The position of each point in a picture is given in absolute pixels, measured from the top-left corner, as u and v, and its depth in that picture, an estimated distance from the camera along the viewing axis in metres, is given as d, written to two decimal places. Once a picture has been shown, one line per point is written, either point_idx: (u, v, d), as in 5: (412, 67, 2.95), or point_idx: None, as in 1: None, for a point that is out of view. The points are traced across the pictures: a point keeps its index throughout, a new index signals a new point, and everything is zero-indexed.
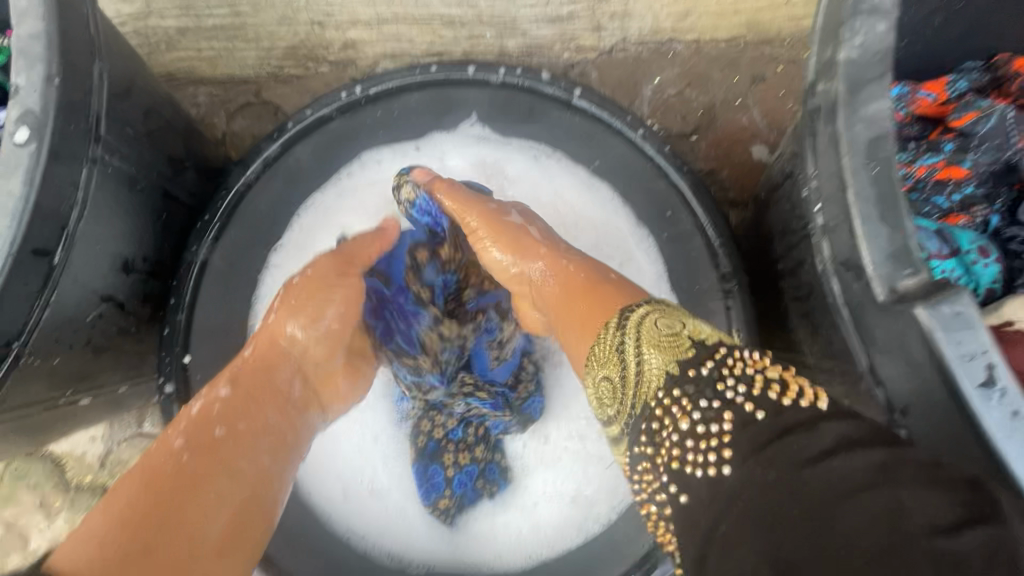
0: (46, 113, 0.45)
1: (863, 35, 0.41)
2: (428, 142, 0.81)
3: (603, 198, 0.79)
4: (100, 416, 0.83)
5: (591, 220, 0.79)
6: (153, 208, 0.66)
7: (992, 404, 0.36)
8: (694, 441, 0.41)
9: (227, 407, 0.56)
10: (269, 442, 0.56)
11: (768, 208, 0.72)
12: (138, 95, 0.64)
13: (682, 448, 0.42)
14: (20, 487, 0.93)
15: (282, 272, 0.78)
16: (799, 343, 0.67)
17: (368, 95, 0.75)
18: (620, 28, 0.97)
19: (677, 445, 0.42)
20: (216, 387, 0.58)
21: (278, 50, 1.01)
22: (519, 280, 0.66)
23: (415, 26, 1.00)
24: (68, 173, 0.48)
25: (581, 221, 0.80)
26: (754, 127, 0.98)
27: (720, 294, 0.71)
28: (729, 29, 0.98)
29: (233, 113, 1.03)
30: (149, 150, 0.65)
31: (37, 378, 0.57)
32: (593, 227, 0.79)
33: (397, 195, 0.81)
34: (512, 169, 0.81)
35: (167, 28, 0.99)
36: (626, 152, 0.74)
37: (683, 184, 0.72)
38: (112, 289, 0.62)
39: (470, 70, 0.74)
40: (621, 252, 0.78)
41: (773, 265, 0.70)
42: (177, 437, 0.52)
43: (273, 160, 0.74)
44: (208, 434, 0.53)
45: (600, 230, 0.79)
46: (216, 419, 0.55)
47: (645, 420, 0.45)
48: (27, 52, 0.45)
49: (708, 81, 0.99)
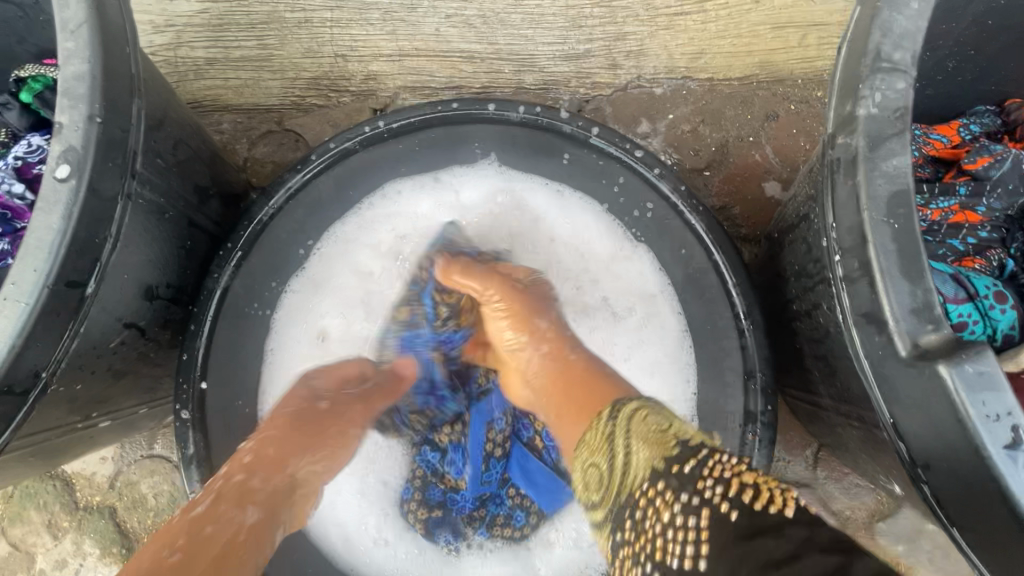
0: (87, 150, 0.47)
1: (882, 93, 0.42)
2: (447, 178, 0.83)
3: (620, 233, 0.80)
4: (115, 437, 0.83)
5: (604, 260, 0.81)
6: (178, 237, 0.68)
7: (1016, 463, 0.36)
8: (673, 519, 0.42)
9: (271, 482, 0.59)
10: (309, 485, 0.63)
11: (781, 247, 0.73)
12: (170, 127, 0.67)
13: (669, 530, 0.42)
14: (28, 505, 0.93)
15: (298, 301, 0.81)
16: (814, 384, 0.68)
17: (390, 129, 0.76)
18: (635, 66, 1.01)
19: (670, 523, 0.42)
20: (264, 446, 0.62)
21: (301, 81, 1.04)
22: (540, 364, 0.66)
23: (436, 60, 1.03)
24: (104, 208, 0.49)
25: (593, 252, 0.82)
26: (767, 163, 0.99)
27: (736, 332, 0.71)
28: (741, 69, 1.01)
29: (256, 140, 1.05)
30: (178, 180, 0.67)
31: (59, 403, 0.58)
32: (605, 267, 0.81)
33: (412, 225, 0.84)
34: (533, 194, 0.83)
35: (195, 58, 1.03)
36: (642, 187, 0.75)
37: (697, 221, 0.72)
38: (136, 316, 0.63)
39: (490, 108, 0.75)
40: (642, 308, 0.79)
41: (786, 304, 0.70)
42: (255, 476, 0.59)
43: (297, 190, 0.75)
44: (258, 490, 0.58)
45: (614, 267, 0.81)
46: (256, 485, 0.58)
47: (630, 508, 0.47)
48: (72, 92, 0.47)
49: (721, 119, 1.00)
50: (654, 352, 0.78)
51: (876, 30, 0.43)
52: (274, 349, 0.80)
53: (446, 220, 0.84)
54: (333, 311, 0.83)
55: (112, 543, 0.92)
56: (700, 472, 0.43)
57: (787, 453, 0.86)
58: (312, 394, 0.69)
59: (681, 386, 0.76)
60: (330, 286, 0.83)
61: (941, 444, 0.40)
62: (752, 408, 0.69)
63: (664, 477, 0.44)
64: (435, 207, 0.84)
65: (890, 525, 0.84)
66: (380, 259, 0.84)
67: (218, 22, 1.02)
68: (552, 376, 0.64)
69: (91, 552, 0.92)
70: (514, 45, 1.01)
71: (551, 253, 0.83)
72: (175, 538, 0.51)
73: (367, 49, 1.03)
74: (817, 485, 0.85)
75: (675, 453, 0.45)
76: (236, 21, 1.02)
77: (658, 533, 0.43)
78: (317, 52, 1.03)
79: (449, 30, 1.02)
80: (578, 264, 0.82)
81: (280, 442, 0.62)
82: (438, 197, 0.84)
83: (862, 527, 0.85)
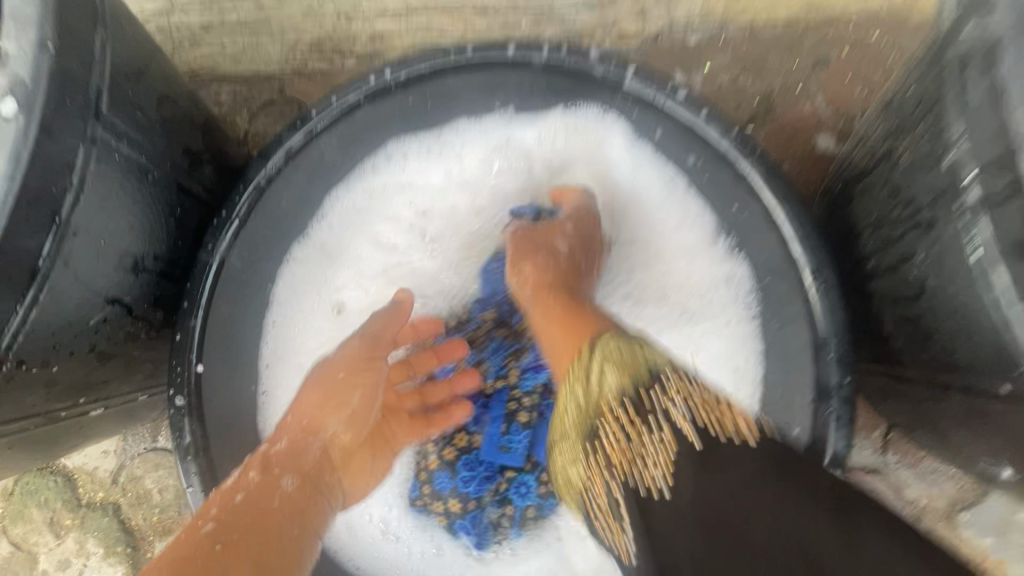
0: (38, 82, 0.40)
1: None
2: (456, 135, 0.75)
3: (659, 196, 0.72)
4: (112, 430, 0.77)
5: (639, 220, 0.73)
6: (166, 204, 0.61)
7: None
8: (641, 455, 0.43)
9: (282, 457, 0.57)
10: (308, 446, 0.59)
11: (852, 199, 0.63)
12: (152, 79, 0.60)
13: (634, 470, 0.43)
14: (28, 503, 0.88)
15: (305, 275, 0.74)
16: (896, 353, 0.58)
17: (399, 81, 0.67)
18: (666, 12, 0.91)
19: (634, 459, 0.44)
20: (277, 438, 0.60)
21: (303, 44, 0.96)
22: (546, 322, 0.58)
23: (446, 15, 0.94)
24: (63, 153, 0.42)
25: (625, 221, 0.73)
26: (818, 114, 0.89)
27: (802, 298, 0.61)
28: (786, 11, 0.90)
29: (256, 110, 0.97)
30: (164, 139, 0.60)
31: (32, 387, 0.52)
32: (646, 235, 0.72)
33: (419, 194, 0.76)
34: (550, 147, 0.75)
35: (189, 24, 0.96)
36: (687, 136, 0.65)
37: (755, 172, 0.62)
38: (120, 290, 0.56)
39: (509, 50, 0.66)
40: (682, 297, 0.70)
41: (861, 263, 0.61)
42: (250, 474, 0.55)
43: (296, 153, 0.67)
44: (268, 484, 0.54)
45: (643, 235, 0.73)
46: (270, 478, 0.54)
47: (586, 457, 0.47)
48: (18, 16, 0.40)
49: (765, 67, 0.90)
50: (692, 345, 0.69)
51: None
52: (284, 323, 0.73)
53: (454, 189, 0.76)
54: (349, 282, 0.76)
55: (117, 542, 0.87)
56: (673, 400, 0.44)
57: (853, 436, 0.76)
58: (365, 355, 0.65)
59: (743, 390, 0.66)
60: (339, 259, 0.76)
61: None
62: (827, 382, 0.58)
63: (619, 409, 0.45)
64: (439, 173, 0.76)
65: (975, 516, 0.74)
66: (391, 228, 0.76)
67: None
68: (557, 329, 0.56)
69: (95, 551, 0.87)
70: None
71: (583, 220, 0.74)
72: (209, 509, 0.50)
73: (371, 5, 0.94)
74: (888, 471, 0.76)
75: (618, 385, 0.46)
76: None
77: (619, 477, 0.44)
78: (318, 11, 0.95)
79: None
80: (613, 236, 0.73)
81: (301, 412, 0.61)
82: (443, 156, 0.75)
83: (943, 519, 0.75)
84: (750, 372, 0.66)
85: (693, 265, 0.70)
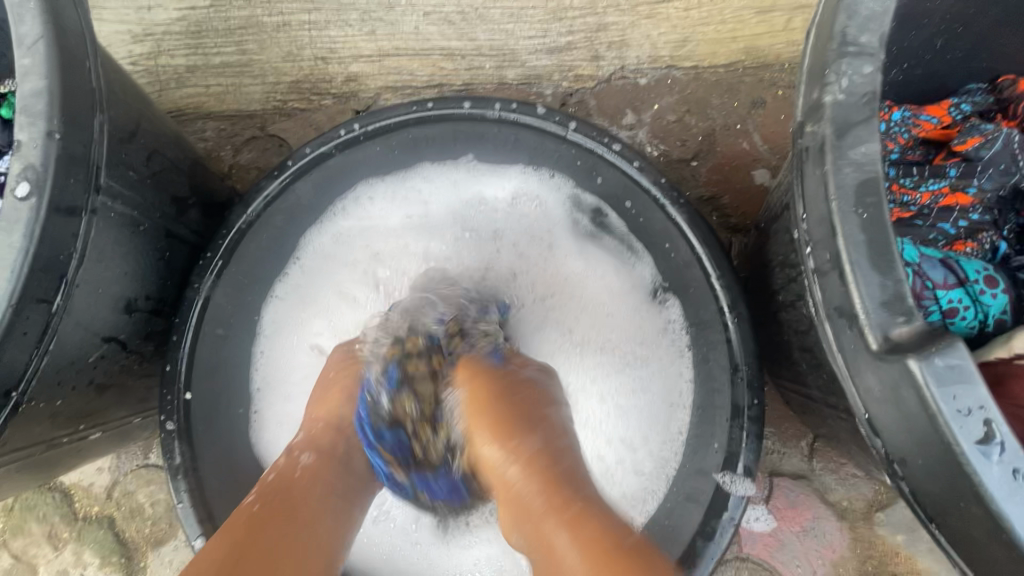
0: (47, 167, 0.47)
1: (849, 78, 0.40)
2: (420, 184, 0.83)
3: (603, 244, 0.80)
4: (108, 449, 0.84)
5: (581, 267, 0.81)
6: (156, 249, 0.68)
7: (991, 461, 0.35)
8: None
9: (306, 470, 0.61)
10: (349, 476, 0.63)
11: (768, 237, 0.71)
12: (144, 138, 0.67)
13: None
14: (29, 516, 0.94)
15: (284, 312, 0.81)
16: (802, 375, 0.66)
17: (367, 132, 0.74)
18: (618, 56, 0.99)
19: None
20: (299, 453, 0.63)
21: (282, 85, 1.03)
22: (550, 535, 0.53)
23: (415, 58, 1.01)
24: (68, 224, 0.49)
25: (573, 265, 0.82)
26: (755, 151, 0.97)
27: (721, 325, 0.69)
28: (726, 56, 0.98)
29: (239, 146, 1.04)
30: (154, 192, 0.67)
31: (39, 418, 0.59)
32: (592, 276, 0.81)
33: (385, 241, 0.83)
34: (499, 194, 0.83)
35: (175, 66, 1.02)
36: (625, 182, 0.73)
37: (681, 215, 0.71)
38: (116, 329, 0.63)
39: (466, 106, 0.73)
40: (626, 329, 0.79)
41: (772, 295, 0.69)
42: (267, 479, 0.60)
43: (274, 198, 0.74)
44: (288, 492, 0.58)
45: (585, 274, 0.81)
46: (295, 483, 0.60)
47: None
48: (29, 109, 0.47)
49: (707, 107, 0.98)
50: (632, 376, 0.78)
51: (841, 13, 0.41)
52: (266, 358, 0.80)
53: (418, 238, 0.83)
54: (326, 321, 0.82)
55: (112, 552, 0.93)
56: None
57: (782, 445, 0.85)
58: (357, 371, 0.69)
59: (675, 413, 0.75)
60: (314, 302, 0.82)
61: (916, 441, 0.38)
62: (741, 402, 0.67)
63: None
64: (404, 222, 0.84)
65: (888, 516, 0.83)
66: (356, 274, 0.83)
67: (197, 29, 1.02)
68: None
69: (92, 562, 0.93)
70: (495, 40, 1.00)
71: (542, 262, 0.82)
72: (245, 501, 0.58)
73: (346, 50, 1.02)
74: (814, 476, 0.84)
75: None
76: (214, 28, 1.02)
77: None
78: (297, 54, 1.02)
79: (428, 28, 1.01)
80: (566, 279, 0.82)
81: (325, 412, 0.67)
82: (409, 207, 0.83)
83: (861, 518, 0.83)
84: (687, 403, 0.74)
85: (644, 307, 0.78)
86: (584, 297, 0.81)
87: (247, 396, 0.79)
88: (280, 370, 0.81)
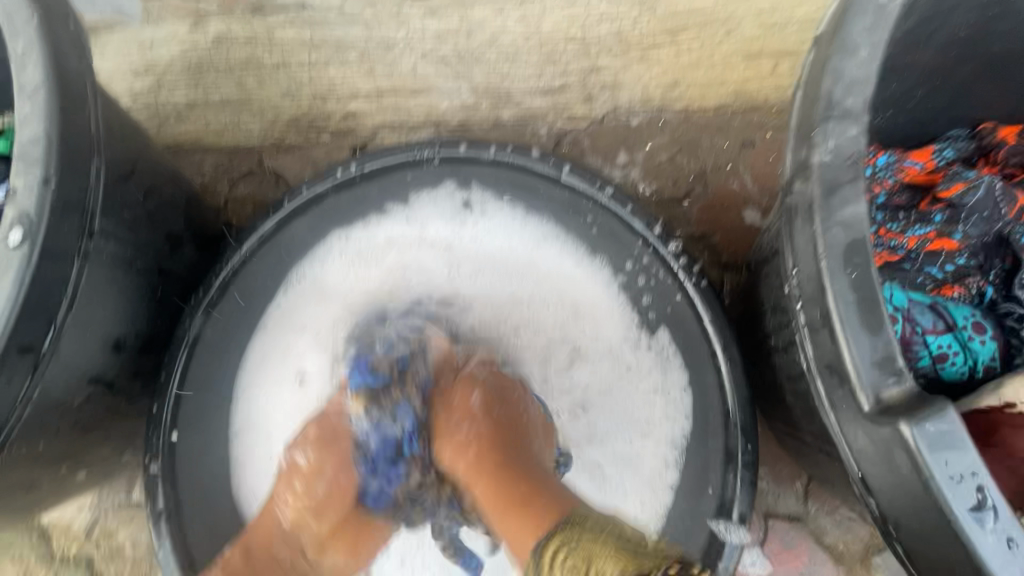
0: (42, 215, 0.48)
1: (835, 140, 0.43)
2: (420, 208, 0.79)
3: (602, 273, 0.77)
4: (90, 488, 0.82)
5: (600, 304, 0.77)
6: (148, 288, 0.68)
7: (986, 528, 0.36)
8: None
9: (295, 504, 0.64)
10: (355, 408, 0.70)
11: (759, 278, 0.72)
12: (141, 177, 0.67)
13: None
14: (2, 557, 0.91)
15: (278, 320, 0.77)
16: (795, 421, 0.66)
17: (363, 173, 0.76)
18: (611, 98, 1.02)
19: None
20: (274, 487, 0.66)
21: (281, 121, 1.04)
22: None
23: (412, 97, 1.03)
24: (58, 271, 0.50)
25: (574, 285, 0.77)
26: (746, 190, 0.99)
27: (714, 369, 0.70)
28: (717, 99, 1.01)
29: (236, 179, 1.04)
30: (148, 231, 0.67)
31: (19, 463, 0.58)
32: (588, 297, 0.77)
33: (388, 253, 0.79)
34: (502, 221, 0.79)
35: (176, 102, 1.03)
36: (613, 222, 0.74)
37: (671, 259, 0.72)
38: (104, 370, 0.63)
39: (461, 148, 0.75)
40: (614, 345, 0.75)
41: (763, 337, 0.70)
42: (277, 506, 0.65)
43: (269, 237, 0.75)
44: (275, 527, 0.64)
45: (585, 291, 0.77)
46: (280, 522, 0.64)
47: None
48: (26, 156, 0.48)
49: (699, 148, 1.00)
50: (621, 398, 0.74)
51: (827, 78, 0.44)
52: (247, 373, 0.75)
53: (424, 256, 0.79)
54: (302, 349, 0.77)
55: None
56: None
57: (777, 488, 0.84)
58: None
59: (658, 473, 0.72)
60: (308, 307, 0.77)
61: (913, 504, 0.39)
62: (733, 447, 0.68)
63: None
64: (411, 242, 0.79)
65: (885, 560, 0.82)
66: (359, 289, 0.78)
67: (198, 66, 1.03)
68: None
69: None
70: (490, 81, 1.02)
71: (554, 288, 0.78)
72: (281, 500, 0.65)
73: (345, 88, 1.03)
74: (809, 519, 0.83)
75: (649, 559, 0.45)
76: (215, 65, 1.03)
77: None
78: (296, 90, 1.04)
79: (426, 68, 1.03)
80: (582, 291, 0.77)
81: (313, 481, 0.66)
82: (414, 225, 0.79)
83: (856, 562, 0.82)
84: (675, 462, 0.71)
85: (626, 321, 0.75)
86: (596, 347, 0.76)
87: (224, 438, 0.74)
88: (260, 381, 0.75)
